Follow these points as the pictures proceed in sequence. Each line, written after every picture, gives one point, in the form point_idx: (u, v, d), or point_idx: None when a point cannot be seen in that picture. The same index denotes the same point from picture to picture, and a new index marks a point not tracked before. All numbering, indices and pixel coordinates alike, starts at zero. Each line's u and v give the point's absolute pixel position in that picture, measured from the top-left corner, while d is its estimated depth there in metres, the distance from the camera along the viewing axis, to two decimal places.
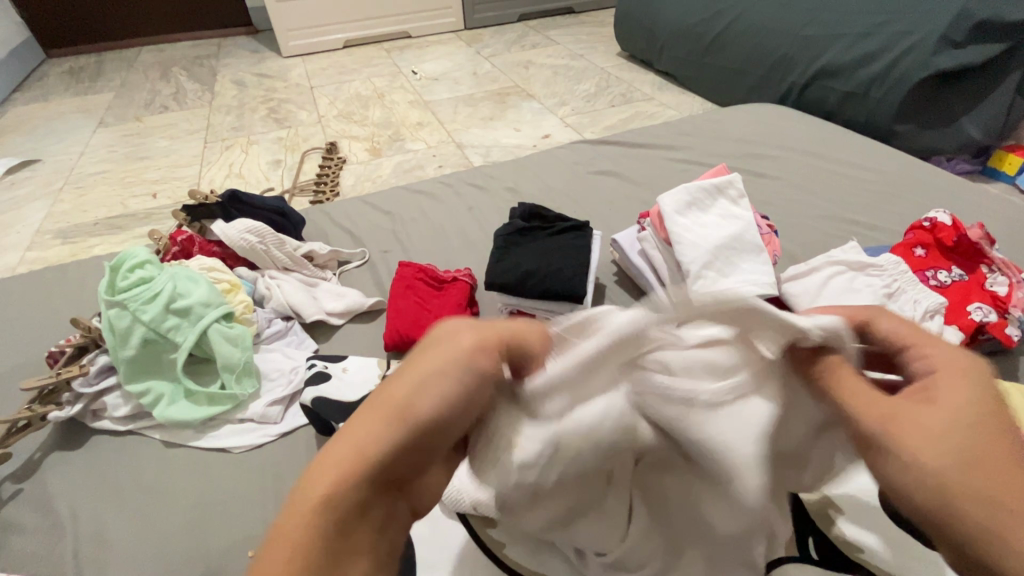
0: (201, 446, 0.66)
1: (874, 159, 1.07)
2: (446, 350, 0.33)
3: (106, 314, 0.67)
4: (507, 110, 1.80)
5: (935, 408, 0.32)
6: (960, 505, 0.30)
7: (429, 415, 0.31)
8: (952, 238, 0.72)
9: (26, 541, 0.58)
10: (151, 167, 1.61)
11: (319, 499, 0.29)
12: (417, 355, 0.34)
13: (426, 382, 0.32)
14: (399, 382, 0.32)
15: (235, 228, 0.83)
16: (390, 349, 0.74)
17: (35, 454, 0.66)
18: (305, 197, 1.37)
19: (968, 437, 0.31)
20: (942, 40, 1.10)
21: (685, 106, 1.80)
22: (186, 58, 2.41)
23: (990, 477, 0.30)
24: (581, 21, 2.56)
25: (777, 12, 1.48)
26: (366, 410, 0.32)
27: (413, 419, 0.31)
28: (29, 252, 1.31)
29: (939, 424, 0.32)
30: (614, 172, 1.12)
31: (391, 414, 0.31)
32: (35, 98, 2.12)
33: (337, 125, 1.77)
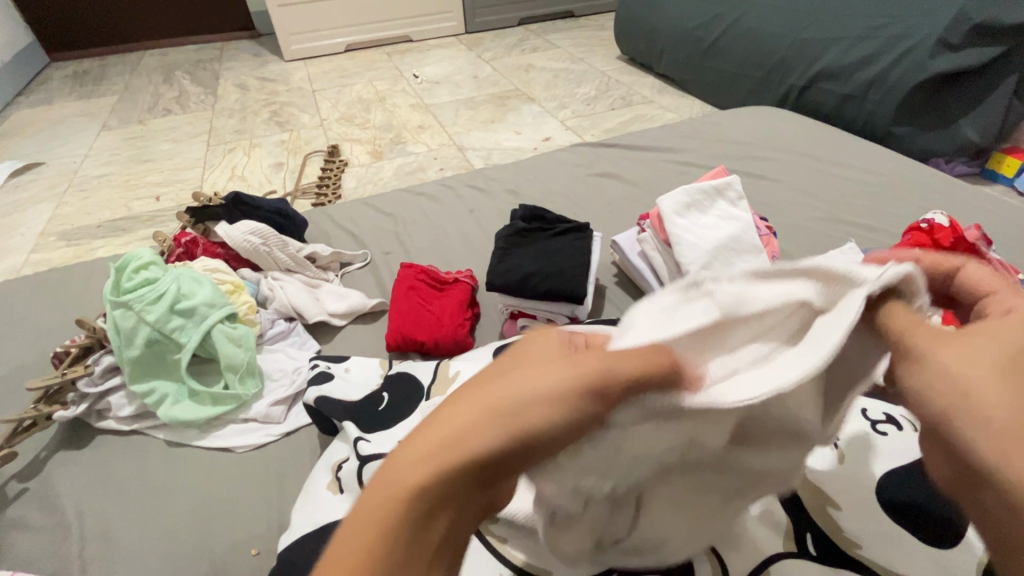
0: (204, 445, 0.66)
1: (873, 162, 1.08)
2: (580, 360, 0.28)
3: (111, 314, 0.68)
4: (507, 113, 1.81)
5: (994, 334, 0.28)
6: (973, 402, 0.25)
7: (546, 429, 0.26)
8: (949, 240, 0.72)
9: (32, 539, 0.59)
10: (154, 170, 1.62)
11: (398, 484, 0.24)
12: (544, 354, 0.29)
13: (551, 389, 0.26)
14: (518, 379, 0.27)
15: (238, 229, 0.84)
16: (393, 349, 0.75)
17: (41, 454, 0.67)
18: (308, 200, 1.38)
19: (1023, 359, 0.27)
20: (939, 43, 1.11)
21: (685, 109, 1.81)
22: (189, 61, 2.42)
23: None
24: (581, 25, 2.57)
25: (776, 15, 1.49)
26: (474, 394, 0.27)
27: (526, 431, 0.25)
28: (33, 254, 1.32)
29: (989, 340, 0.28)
30: (614, 174, 1.12)
31: (501, 415, 0.25)
32: (38, 102, 2.13)
33: (339, 128, 1.78)
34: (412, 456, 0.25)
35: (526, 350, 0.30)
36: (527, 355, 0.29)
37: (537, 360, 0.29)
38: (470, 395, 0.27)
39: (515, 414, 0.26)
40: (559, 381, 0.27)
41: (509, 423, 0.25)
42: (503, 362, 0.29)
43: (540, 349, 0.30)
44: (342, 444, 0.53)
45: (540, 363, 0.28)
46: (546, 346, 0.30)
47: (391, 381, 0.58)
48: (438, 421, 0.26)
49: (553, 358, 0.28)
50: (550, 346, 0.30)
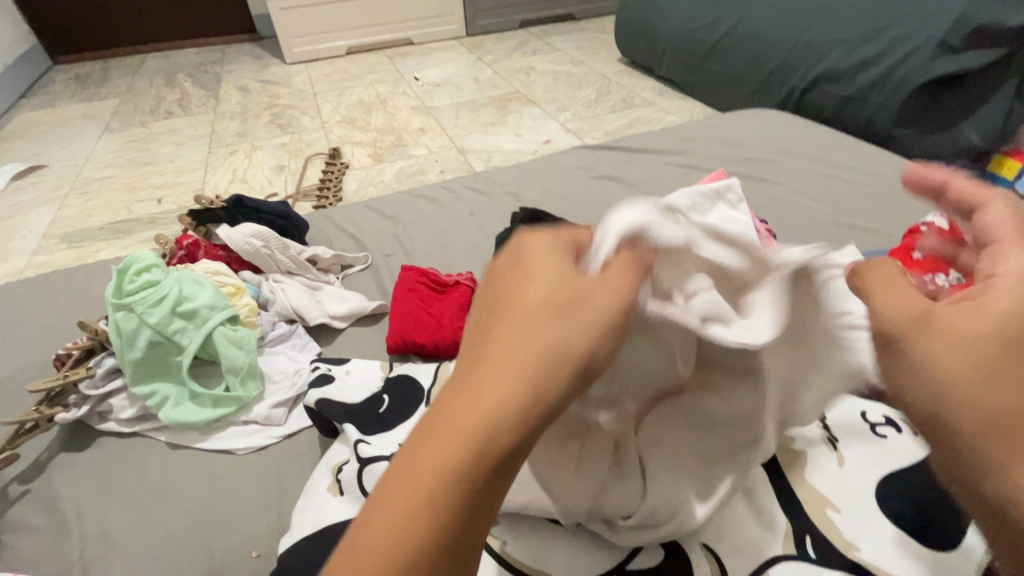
0: (205, 447, 0.66)
1: (873, 164, 1.08)
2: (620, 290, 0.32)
3: (113, 317, 0.68)
4: (508, 116, 1.82)
5: (975, 316, 0.33)
6: (949, 409, 0.32)
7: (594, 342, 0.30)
8: None
9: (34, 540, 0.59)
10: (156, 173, 1.63)
11: (489, 415, 0.27)
12: (555, 285, 0.31)
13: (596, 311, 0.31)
14: (548, 320, 0.30)
15: (239, 232, 0.84)
16: (393, 352, 0.75)
17: (42, 455, 0.67)
18: (309, 202, 1.39)
19: (994, 350, 0.32)
20: (940, 46, 1.12)
21: (685, 112, 1.81)
22: (191, 64, 2.43)
23: (991, 389, 0.31)
24: (582, 28, 2.58)
25: (776, 18, 1.49)
26: (509, 342, 0.29)
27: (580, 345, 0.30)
28: (36, 256, 1.33)
29: (973, 332, 0.33)
30: (614, 176, 1.13)
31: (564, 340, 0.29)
32: (41, 104, 2.14)
33: (340, 130, 1.79)
34: (478, 414, 0.28)
35: (531, 282, 0.32)
36: (537, 286, 0.31)
37: (550, 293, 0.31)
38: (507, 344, 0.29)
39: (561, 354, 0.29)
40: (588, 322, 0.30)
41: (559, 368, 0.29)
42: (515, 297, 0.31)
43: (547, 279, 0.32)
44: (342, 447, 0.53)
45: (561, 302, 0.31)
46: (548, 274, 0.32)
47: (391, 384, 0.58)
48: (494, 377, 0.28)
49: (571, 295, 0.31)
50: (549, 270, 0.32)
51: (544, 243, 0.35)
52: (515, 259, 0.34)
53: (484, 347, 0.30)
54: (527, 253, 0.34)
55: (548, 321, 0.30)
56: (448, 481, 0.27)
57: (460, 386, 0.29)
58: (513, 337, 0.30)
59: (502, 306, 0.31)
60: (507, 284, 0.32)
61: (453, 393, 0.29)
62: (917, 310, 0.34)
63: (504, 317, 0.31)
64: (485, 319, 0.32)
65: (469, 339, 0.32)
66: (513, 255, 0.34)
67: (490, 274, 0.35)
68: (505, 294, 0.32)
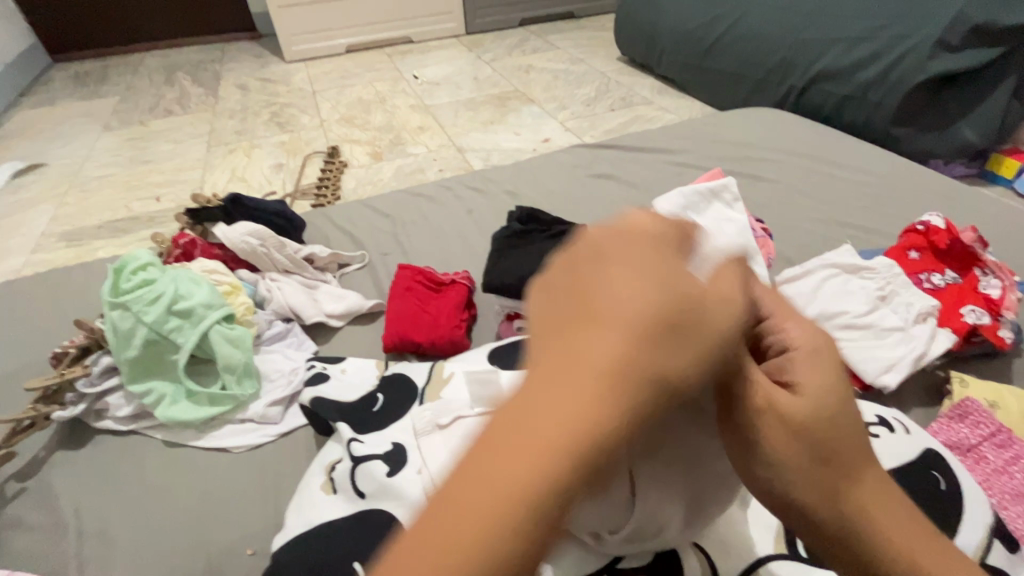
0: (201, 446, 0.67)
1: (870, 163, 1.08)
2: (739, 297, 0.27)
3: (110, 315, 0.69)
4: (507, 114, 1.82)
5: (807, 406, 0.30)
6: (832, 528, 0.30)
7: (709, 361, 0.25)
8: (945, 242, 0.73)
9: (30, 537, 0.60)
10: (155, 171, 1.63)
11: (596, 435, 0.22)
12: (672, 282, 0.24)
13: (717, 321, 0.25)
14: (662, 332, 0.23)
15: (236, 231, 0.85)
16: (389, 351, 0.75)
17: (39, 453, 0.67)
18: (307, 200, 1.39)
19: (838, 442, 0.30)
20: (937, 45, 1.12)
21: (684, 110, 1.81)
22: (190, 63, 2.43)
23: (851, 489, 0.30)
24: (581, 26, 2.57)
25: (775, 16, 1.49)
26: (609, 351, 0.22)
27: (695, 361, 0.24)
28: (35, 254, 1.33)
29: (814, 427, 0.30)
30: (612, 175, 1.13)
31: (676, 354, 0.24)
32: (41, 102, 2.14)
33: (339, 129, 1.79)
34: (557, 437, 0.21)
35: (647, 271, 0.24)
36: (650, 276, 0.24)
37: (667, 293, 0.24)
38: (602, 352, 0.23)
39: (665, 380, 0.23)
40: (708, 344, 0.24)
41: (661, 398, 0.23)
42: (620, 288, 0.24)
43: (662, 272, 0.25)
44: (336, 445, 0.53)
45: (678, 307, 0.24)
46: (666, 263, 0.25)
47: (386, 382, 0.59)
48: (595, 383, 0.22)
49: (693, 303, 0.24)
50: (667, 260, 0.25)
51: (656, 218, 0.28)
52: (625, 233, 0.26)
53: (573, 349, 0.23)
54: (641, 230, 0.26)
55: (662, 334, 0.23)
56: (509, 523, 0.20)
57: (537, 393, 0.22)
58: (612, 342, 0.23)
59: (602, 297, 0.24)
60: (608, 264, 0.25)
61: (526, 401, 0.22)
62: (778, 419, 0.30)
63: (603, 312, 0.24)
64: (571, 305, 0.24)
65: (547, 327, 0.24)
66: (620, 226, 0.27)
67: (584, 240, 0.27)
68: (607, 279, 0.24)
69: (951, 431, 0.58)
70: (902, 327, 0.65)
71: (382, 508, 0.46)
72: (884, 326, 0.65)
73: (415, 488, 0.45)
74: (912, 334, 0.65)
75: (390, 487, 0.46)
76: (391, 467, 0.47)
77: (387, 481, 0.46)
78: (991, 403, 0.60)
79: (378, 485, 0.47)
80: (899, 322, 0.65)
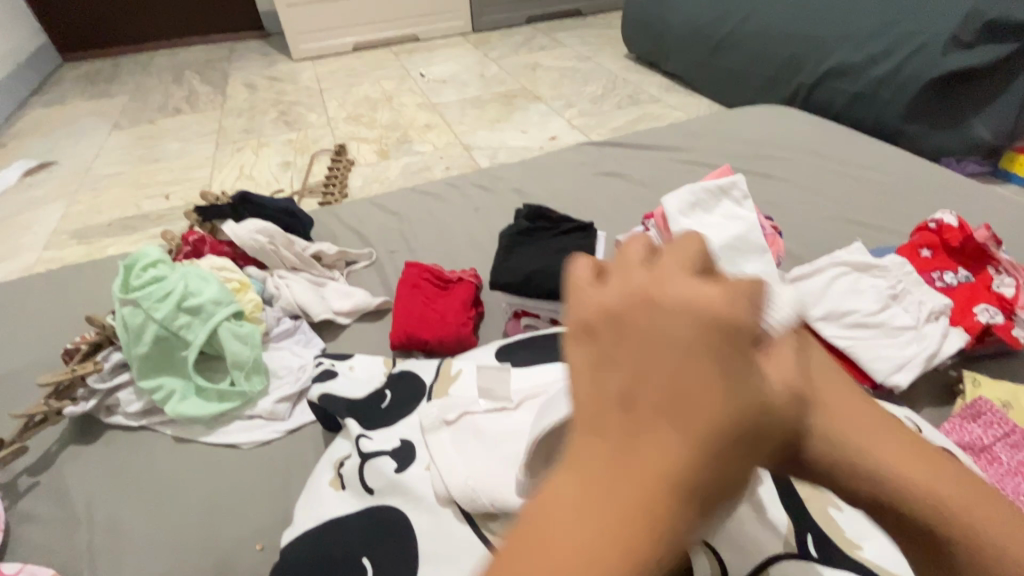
0: (210, 441, 0.67)
1: (881, 161, 1.07)
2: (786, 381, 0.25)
3: (121, 312, 0.69)
4: (513, 112, 1.82)
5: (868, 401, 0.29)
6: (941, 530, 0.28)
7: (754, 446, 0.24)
8: (958, 240, 0.72)
9: (44, 531, 0.60)
10: (164, 169, 1.64)
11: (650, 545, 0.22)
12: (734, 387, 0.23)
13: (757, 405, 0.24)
14: (721, 442, 0.23)
15: (245, 228, 0.85)
16: (397, 348, 0.75)
17: (52, 448, 0.68)
18: (314, 198, 1.39)
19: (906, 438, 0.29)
20: (952, 41, 1.11)
21: (692, 108, 1.80)
22: (198, 61, 2.44)
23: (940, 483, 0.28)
24: (588, 23, 2.57)
25: (784, 13, 1.47)
26: (666, 463, 0.22)
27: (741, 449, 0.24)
28: (46, 252, 1.34)
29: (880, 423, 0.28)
30: (620, 173, 1.12)
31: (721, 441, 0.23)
32: (52, 101, 2.16)
33: (346, 127, 1.79)
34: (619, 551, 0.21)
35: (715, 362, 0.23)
36: (711, 382, 0.23)
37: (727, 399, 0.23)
38: (661, 465, 0.22)
39: (721, 485, 0.23)
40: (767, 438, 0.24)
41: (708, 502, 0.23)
42: (678, 396, 0.23)
43: (725, 376, 0.23)
44: (344, 442, 0.54)
45: (740, 415, 0.23)
46: (731, 366, 0.23)
47: (394, 379, 0.59)
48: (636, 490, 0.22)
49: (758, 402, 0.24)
50: (732, 357, 0.23)
51: (729, 290, 0.24)
52: (693, 321, 0.23)
53: (630, 459, 0.23)
54: (714, 321, 0.23)
55: (718, 444, 0.23)
56: None
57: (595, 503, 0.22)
58: (671, 457, 0.22)
59: (659, 405, 0.23)
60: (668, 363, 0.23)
61: (580, 506, 0.22)
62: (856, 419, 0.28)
63: (660, 421, 0.23)
64: (625, 406, 0.23)
65: (601, 425, 0.24)
66: (684, 310, 0.24)
67: (642, 324, 0.24)
68: (668, 382, 0.23)
69: (964, 432, 0.57)
70: (914, 326, 0.64)
71: (390, 503, 0.46)
72: (896, 325, 0.64)
73: (424, 484, 0.46)
74: (924, 333, 0.64)
75: (398, 483, 0.46)
76: (399, 463, 0.48)
77: (396, 477, 0.47)
78: (1005, 402, 0.59)
79: (387, 481, 0.47)
80: (911, 321, 0.64)
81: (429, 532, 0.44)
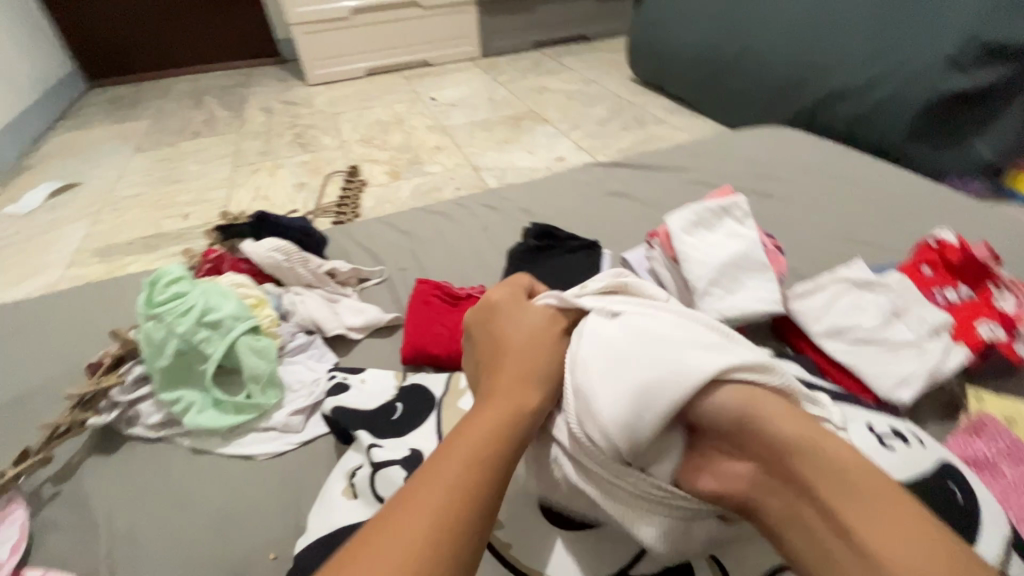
0: (226, 453, 0.69)
1: (881, 180, 1.09)
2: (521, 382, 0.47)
3: (144, 327, 0.72)
4: (521, 134, 1.86)
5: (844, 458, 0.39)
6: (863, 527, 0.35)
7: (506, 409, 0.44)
8: (958, 258, 0.73)
9: (65, 540, 0.62)
10: (184, 190, 1.70)
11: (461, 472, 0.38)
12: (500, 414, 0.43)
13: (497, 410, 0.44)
14: (459, 498, 0.37)
15: (264, 246, 0.88)
16: (408, 363, 0.77)
17: (73, 458, 0.70)
18: (328, 218, 1.44)
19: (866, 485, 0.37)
20: (950, 63, 1.13)
21: (697, 128, 1.83)
22: (218, 87, 2.53)
23: (862, 501, 0.36)
24: (594, 48, 2.64)
25: (784, 34, 1.51)
26: (431, 491, 0.37)
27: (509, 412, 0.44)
28: (69, 269, 1.39)
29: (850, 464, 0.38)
30: (625, 193, 1.14)
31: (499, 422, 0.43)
32: (77, 126, 2.24)
33: (358, 149, 1.85)
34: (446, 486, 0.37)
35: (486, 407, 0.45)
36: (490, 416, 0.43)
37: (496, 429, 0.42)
38: (438, 475, 0.38)
39: (476, 551, 0.36)
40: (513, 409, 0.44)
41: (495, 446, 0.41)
42: (443, 481, 0.38)
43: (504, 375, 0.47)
44: (356, 453, 0.55)
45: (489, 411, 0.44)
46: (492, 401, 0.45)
47: (406, 393, 0.61)
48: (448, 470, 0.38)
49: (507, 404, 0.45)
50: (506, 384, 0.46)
51: (534, 339, 0.50)
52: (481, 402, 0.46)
53: (408, 496, 0.37)
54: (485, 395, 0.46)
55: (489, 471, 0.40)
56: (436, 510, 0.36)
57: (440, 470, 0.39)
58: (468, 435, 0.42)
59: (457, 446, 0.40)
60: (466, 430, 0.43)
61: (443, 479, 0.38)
62: (852, 477, 0.37)
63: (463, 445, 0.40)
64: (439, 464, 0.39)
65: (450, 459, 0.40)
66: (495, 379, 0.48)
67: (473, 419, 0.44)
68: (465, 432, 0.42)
69: (966, 446, 0.58)
70: (916, 342, 0.65)
71: None
72: (897, 341, 0.66)
73: None
74: (928, 350, 0.65)
75: None
76: (407, 472, 0.51)
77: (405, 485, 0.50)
78: (1010, 420, 0.60)
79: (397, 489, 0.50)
80: (912, 337, 0.66)
81: None
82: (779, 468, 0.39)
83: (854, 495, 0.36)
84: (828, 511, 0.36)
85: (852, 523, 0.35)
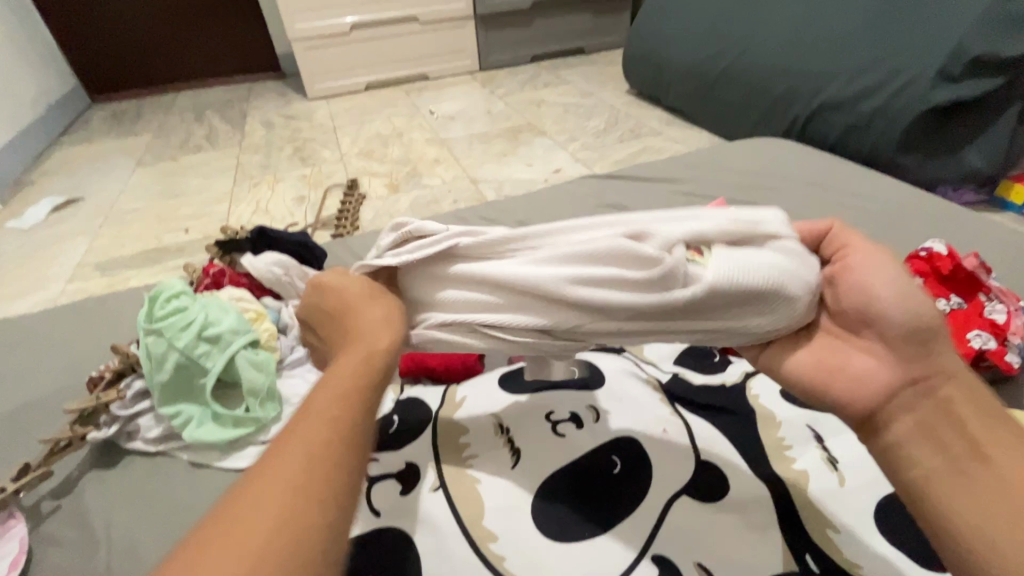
0: (225, 467, 0.69)
1: (873, 190, 1.10)
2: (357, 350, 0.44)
3: (144, 341, 0.73)
4: (519, 146, 1.88)
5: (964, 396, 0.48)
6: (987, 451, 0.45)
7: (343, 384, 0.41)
8: (948, 267, 0.75)
9: (64, 555, 0.62)
10: (184, 205, 1.71)
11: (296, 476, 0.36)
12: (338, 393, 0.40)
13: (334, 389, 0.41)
14: (297, 502, 0.35)
15: (263, 261, 0.89)
16: (404, 376, 0.77)
17: (72, 473, 0.71)
18: (327, 231, 1.45)
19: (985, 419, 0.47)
20: (940, 75, 1.16)
21: (692, 140, 1.85)
22: (219, 101, 2.56)
23: (985, 433, 0.46)
24: (590, 61, 2.68)
25: (777, 47, 1.53)
26: (253, 530, 0.33)
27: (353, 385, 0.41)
28: (70, 284, 1.40)
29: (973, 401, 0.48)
30: (621, 206, 1.16)
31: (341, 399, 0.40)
32: (79, 141, 2.27)
33: (358, 162, 1.87)
34: (278, 496, 0.35)
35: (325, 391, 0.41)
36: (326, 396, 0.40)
37: (310, 461, 0.37)
38: (247, 531, 0.33)
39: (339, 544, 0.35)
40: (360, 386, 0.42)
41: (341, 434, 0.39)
42: (273, 490, 0.35)
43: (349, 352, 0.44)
44: None
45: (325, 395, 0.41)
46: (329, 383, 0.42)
47: (401, 405, 0.61)
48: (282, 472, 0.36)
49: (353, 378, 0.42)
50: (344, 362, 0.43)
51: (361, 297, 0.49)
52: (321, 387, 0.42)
53: (239, 509, 0.35)
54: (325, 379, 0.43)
55: (309, 510, 0.35)
56: (270, 532, 0.33)
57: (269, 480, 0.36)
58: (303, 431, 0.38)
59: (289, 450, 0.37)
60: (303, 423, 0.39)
61: (278, 489, 0.35)
62: (978, 412, 0.47)
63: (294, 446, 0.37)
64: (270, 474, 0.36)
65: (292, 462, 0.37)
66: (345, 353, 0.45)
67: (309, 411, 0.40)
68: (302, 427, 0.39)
69: None
70: None
71: (396, 525, 0.49)
72: None
73: (428, 505, 0.50)
74: None
75: (405, 504, 0.50)
76: (404, 486, 0.52)
77: (403, 498, 0.51)
78: None
79: (396, 502, 0.50)
80: None
81: (430, 553, 0.47)
82: (922, 391, 0.48)
83: (977, 426, 0.46)
84: (962, 436, 0.46)
85: (980, 447, 0.45)
